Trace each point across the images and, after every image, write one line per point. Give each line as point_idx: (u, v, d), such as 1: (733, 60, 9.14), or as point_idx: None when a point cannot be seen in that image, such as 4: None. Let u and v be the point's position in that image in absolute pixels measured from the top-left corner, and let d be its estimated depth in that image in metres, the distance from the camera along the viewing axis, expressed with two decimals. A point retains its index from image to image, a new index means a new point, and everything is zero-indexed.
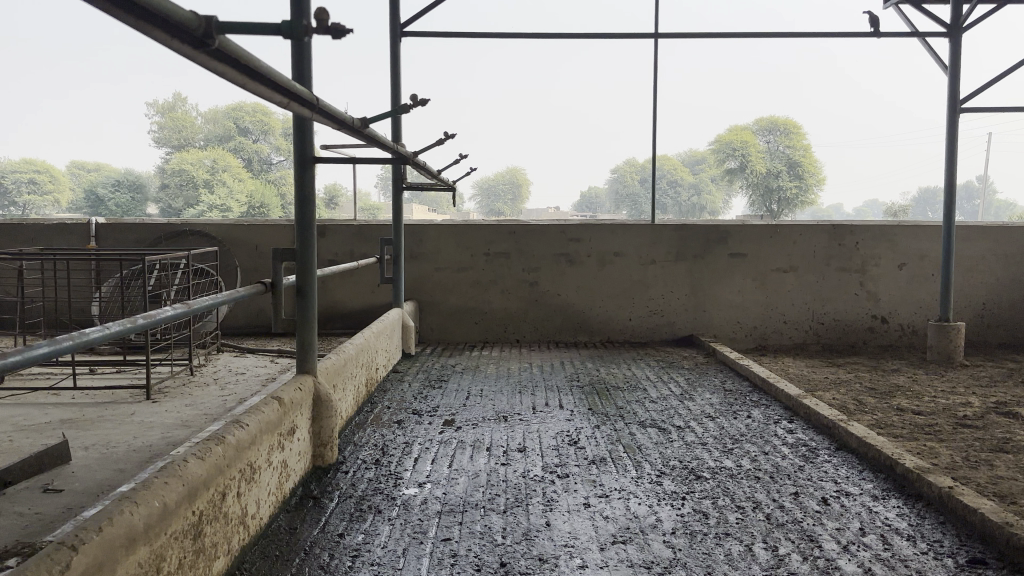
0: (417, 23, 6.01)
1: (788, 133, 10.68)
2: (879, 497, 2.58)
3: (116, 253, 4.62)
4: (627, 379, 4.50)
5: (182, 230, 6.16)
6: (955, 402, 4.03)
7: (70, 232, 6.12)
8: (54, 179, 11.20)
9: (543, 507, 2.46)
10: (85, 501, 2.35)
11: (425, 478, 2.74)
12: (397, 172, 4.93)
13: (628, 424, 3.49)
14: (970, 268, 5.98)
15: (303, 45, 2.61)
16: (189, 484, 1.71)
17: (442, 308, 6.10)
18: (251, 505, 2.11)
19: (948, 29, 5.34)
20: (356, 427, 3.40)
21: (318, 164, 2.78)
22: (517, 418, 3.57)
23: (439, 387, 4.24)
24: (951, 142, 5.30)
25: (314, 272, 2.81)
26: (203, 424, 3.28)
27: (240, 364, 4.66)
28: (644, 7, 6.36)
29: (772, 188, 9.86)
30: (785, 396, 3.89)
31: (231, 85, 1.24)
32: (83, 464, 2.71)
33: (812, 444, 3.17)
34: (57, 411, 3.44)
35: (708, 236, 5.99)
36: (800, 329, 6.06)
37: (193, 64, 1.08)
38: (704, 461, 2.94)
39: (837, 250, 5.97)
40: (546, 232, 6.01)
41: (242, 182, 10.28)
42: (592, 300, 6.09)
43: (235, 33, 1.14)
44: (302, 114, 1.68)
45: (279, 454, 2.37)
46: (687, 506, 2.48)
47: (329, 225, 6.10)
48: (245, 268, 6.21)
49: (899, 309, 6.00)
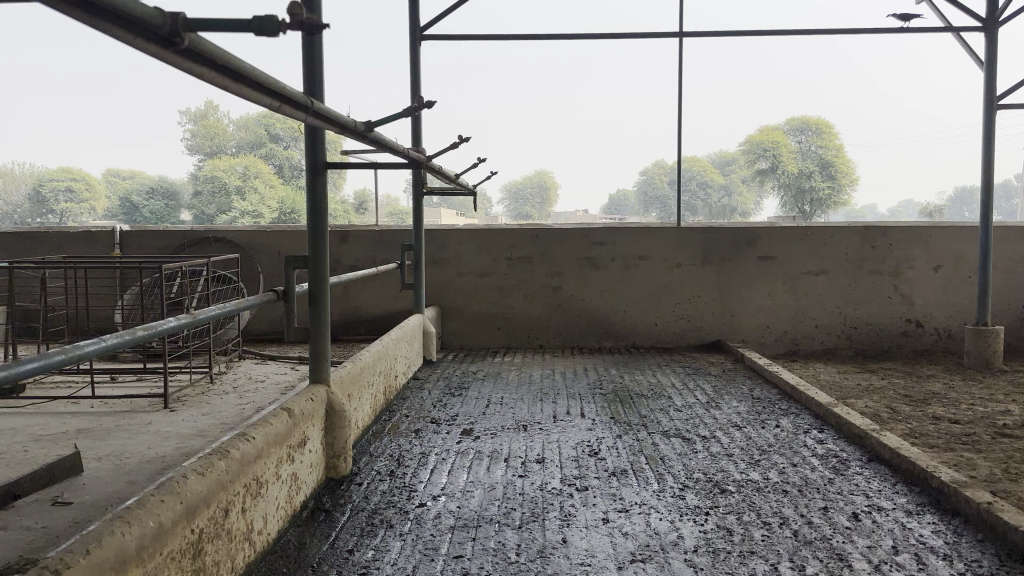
0: (436, 26, 5.96)
1: (821, 132, 10.15)
2: (913, 512, 2.46)
3: (138, 261, 4.63)
4: (652, 387, 4.40)
5: (205, 237, 6.18)
6: (994, 410, 3.87)
7: (94, 240, 6.16)
8: (90, 187, 11.29)
9: (560, 522, 2.38)
10: (92, 514, 2.31)
11: (440, 491, 2.67)
12: (418, 176, 4.88)
13: (651, 433, 3.39)
14: (1009, 269, 5.78)
15: (312, 45, 2.55)
16: (188, 502, 1.66)
17: (465, 313, 6.03)
18: (257, 520, 2.06)
19: (983, 23, 5.15)
20: (372, 436, 3.34)
21: (330, 170, 2.73)
22: (537, 428, 3.50)
23: (459, 395, 4.17)
24: (987, 139, 5.13)
25: (327, 279, 2.75)
26: (219, 433, 3.25)
27: (261, 371, 4.65)
28: (665, 7, 6.24)
29: (805, 189, 9.80)
30: (816, 405, 3.75)
31: (214, 86, 1.19)
32: (94, 476, 2.68)
33: (843, 455, 3.05)
34: (75, 421, 3.43)
35: (736, 240, 5.87)
36: (832, 334, 5.90)
37: (164, 65, 1.03)
38: (730, 474, 2.83)
39: (870, 252, 5.80)
40: (570, 236, 5.93)
41: (274, 189, 10.97)
42: (616, 305, 5.98)
43: (208, 29, 1.08)
44: (297, 117, 1.62)
45: (288, 467, 2.32)
46: (710, 522, 2.37)
47: (350, 230, 6.08)
48: (268, 274, 6.21)
49: (935, 312, 5.81)
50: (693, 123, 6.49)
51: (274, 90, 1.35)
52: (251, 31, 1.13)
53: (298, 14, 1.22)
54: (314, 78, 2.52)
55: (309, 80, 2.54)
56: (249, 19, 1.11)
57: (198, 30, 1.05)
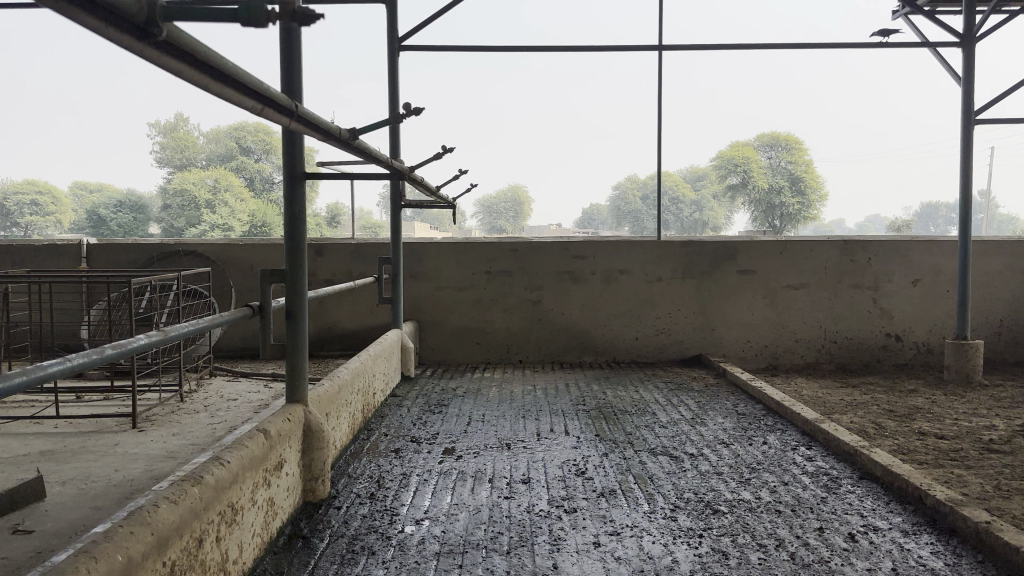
0: (415, 37, 5.88)
1: (790, 147, 10.49)
2: (910, 532, 2.40)
3: (106, 275, 4.47)
4: (635, 403, 4.33)
5: (177, 250, 6.02)
6: (979, 425, 3.84)
7: (60, 254, 5.97)
8: (55, 201, 10.97)
9: (550, 547, 2.28)
10: (56, 543, 2.18)
11: (423, 514, 2.56)
12: (396, 188, 4.78)
13: (637, 451, 3.32)
14: (987, 283, 5.80)
15: (292, 54, 2.46)
16: (159, 532, 1.55)
17: (444, 328, 5.93)
18: (232, 549, 1.94)
19: (960, 39, 5.20)
20: (351, 457, 3.23)
21: (309, 180, 2.63)
22: (521, 446, 3.40)
23: (439, 412, 4.07)
24: (966, 155, 5.15)
25: (306, 294, 2.65)
26: (191, 454, 3.12)
27: (233, 389, 4.50)
28: (647, 20, 6.23)
29: (775, 204, 9.79)
30: (802, 421, 3.70)
31: (194, 86, 1.09)
32: (59, 501, 2.54)
33: (834, 473, 3.00)
34: (38, 442, 3.27)
35: (716, 254, 5.84)
36: (813, 348, 5.89)
37: (140, 61, 0.93)
38: (721, 493, 2.75)
39: (849, 266, 5.81)
40: (549, 250, 5.87)
41: (244, 202, 10.76)
42: (596, 319, 5.92)
43: (186, 20, 0.99)
44: (279, 123, 1.53)
45: (264, 492, 2.20)
46: (704, 545, 2.30)
47: (326, 244, 5.96)
48: (241, 289, 6.05)
49: (913, 326, 5.82)
50: (673, 136, 6.48)
51: (258, 90, 1.26)
52: (237, 22, 1.03)
53: (289, 3, 1.14)
54: (294, 87, 2.44)
55: (288, 90, 2.46)
56: (235, 8, 1.02)
57: (176, 21, 0.95)
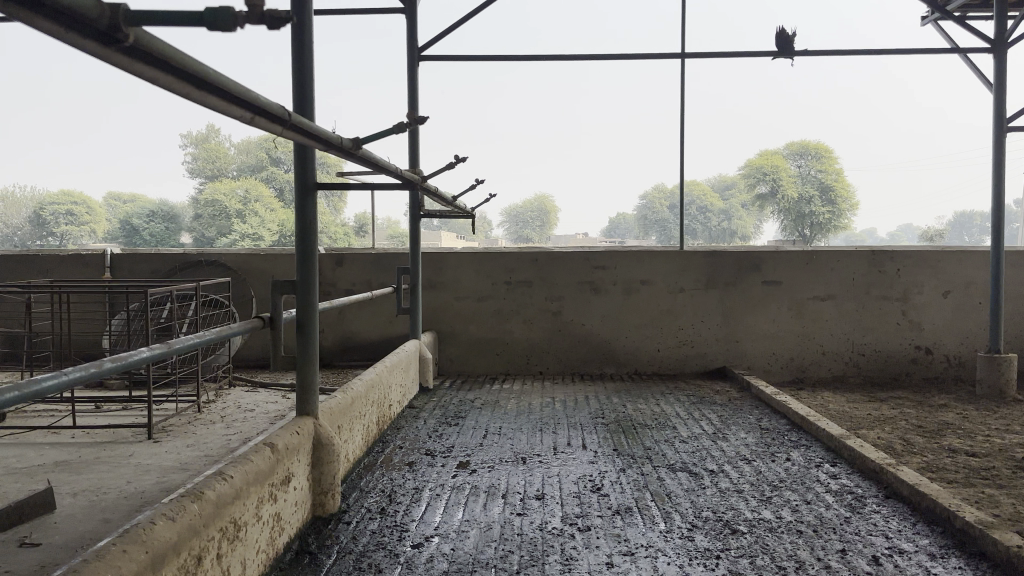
0: (434, 47, 5.85)
1: (821, 157, 10.58)
2: (937, 555, 2.30)
3: (126, 285, 4.49)
4: (655, 416, 4.25)
5: (198, 260, 6.05)
6: (1011, 442, 3.71)
7: (84, 263, 6.03)
8: (89, 211, 11.24)
9: (561, 568, 2.22)
10: (62, 556, 2.17)
11: (433, 531, 2.52)
12: (414, 199, 4.76)
13: (656, 467, 3.24)
14: (1021, 295, 5.64)
15: (302, 66, 2.44)
16: (154, 551, 1.51)
17: (463, 338, 5.90)
18: (234, 566, 1.91)
19: (992, 44, 5.04)
20: (363, 469, 3.19)
21: (320, 190, 2.61)
22: (536, 460, 3.35)
23: (456, 425, 4.02)
24: (998, 162, 5.00)
25: (316, 306, 2.61)
26: (204, 466, 3.11)
27: (251, 399, 4.49)
28: (669, 27, 6.15)
29: (805, 213, 9.74)
30: (827, 437, 3.61)
31: (170, 94, 1.05)
32: (68, 514, 2.53)
33: (859, 492, 2.90)
34: (54, 452, 3.28)
35: (740, 264, 5.74)
36: (840, 361, 5.76)
37: (109, 67, 0.90)
38: (741, 513, 2.67)
39: (877, 277, 5.67)
40: (569, 259, 5.81)
41: (274, 212, 10.94)
42: (617, 330, 5.85)
43: (153, 25, 0.96)
44: (275, 132, 1.50)
45: (270, 507, 2.17)
46: (721, 568, 2.22)
47: (346, 254, 5.96)
48: (261, 298, 6.07)
49: (944, 339, 5.67)
50: (696, 146, 6.38)
51: (244, 98, 1.23)
52: (206, 25, 1.02)
53: (259, 3, 1.11)
54: (304, 100, 2.44)
55: (299, 102, 2.46)
56: (203, 11, 1.00)
57: (143, 26, 0.92)
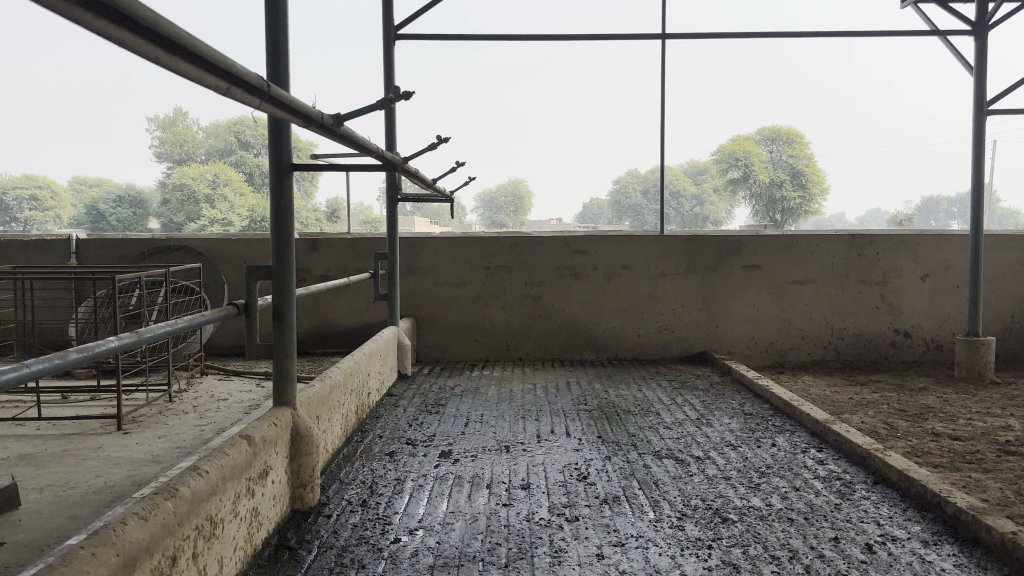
0: (411, 27, 5.69)
1: (792, 142, 10.50)
2: (930, 542, 2.28)
3: (94, 271, 4.32)
4: (638, 403, 4.19)
5: (169, 246, 5.88)
6: (993, 425, 3.71)
7: (49, 249, 5.83)
8: (55, 196, 10.93)
9: (551, 560, 2.15)
10: (27, 556, 2.05)
11: (417, 524, 2.44)
12: (391, 182, 4.63)
13: (641, 454, 3.19)
14: (998, 278, 5.67)
15: (278, 38, 2.32)
16: (126, 553, 1.42)
17: (441, 325, 5.80)
18: (211, 564, 1.82)
19: (974, 28, 5.03)
20: (343, 461, 3.10)
21: (296, 171, 2.48)
22: (520, 448, 3.29)
23: (437, 413, 3.93)
24: (978, 146, 4.99)
25: (293, 292, 2.50)
26: (177, 459, 2.99)
27: (224, 389, 4.37)
28: (651, 7, 6.04)
29: (776, 199, 9.84)
30: (812, 421, 3.58)
31: (142, 59, 0.96)
32: (34, 510, 2.41)
33: (846, 478, 2.87)
34: (18, 446, 3.14)
35: (721, 249, 5.71)
36: (819, 344, 5.76)
37: (74, 24, 0.81)
38: (730, 501, 2.63)
39: (857, 261, 5.67)
40: (549, 244, 5.73)
41: (243, 197, 10.58)
42: (597, 315, 5.79)
43: None
44: (251, 104, 1.39)
45: (248, 502, 2.08)
46: (714, 558, 2.17)
47: (321, 239, 5.82)
48: (234, 285, 5.92)
49: (922, 322, 5.70)
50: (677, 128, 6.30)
51: (219, 66, 1.13)
52: None
53: None
54: (280, 72, 2.32)
55: (275, 75, 2.34)
56: None
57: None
